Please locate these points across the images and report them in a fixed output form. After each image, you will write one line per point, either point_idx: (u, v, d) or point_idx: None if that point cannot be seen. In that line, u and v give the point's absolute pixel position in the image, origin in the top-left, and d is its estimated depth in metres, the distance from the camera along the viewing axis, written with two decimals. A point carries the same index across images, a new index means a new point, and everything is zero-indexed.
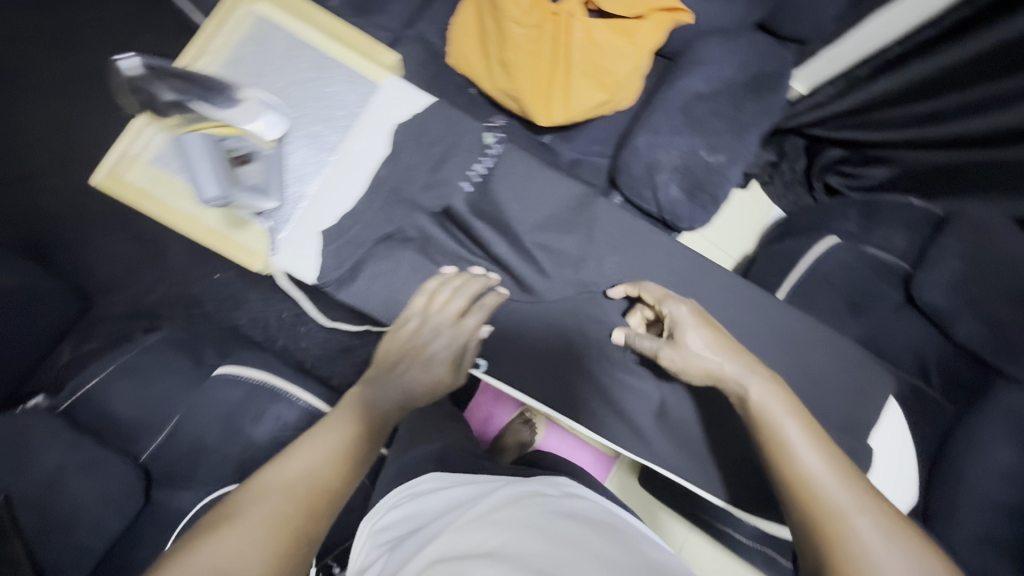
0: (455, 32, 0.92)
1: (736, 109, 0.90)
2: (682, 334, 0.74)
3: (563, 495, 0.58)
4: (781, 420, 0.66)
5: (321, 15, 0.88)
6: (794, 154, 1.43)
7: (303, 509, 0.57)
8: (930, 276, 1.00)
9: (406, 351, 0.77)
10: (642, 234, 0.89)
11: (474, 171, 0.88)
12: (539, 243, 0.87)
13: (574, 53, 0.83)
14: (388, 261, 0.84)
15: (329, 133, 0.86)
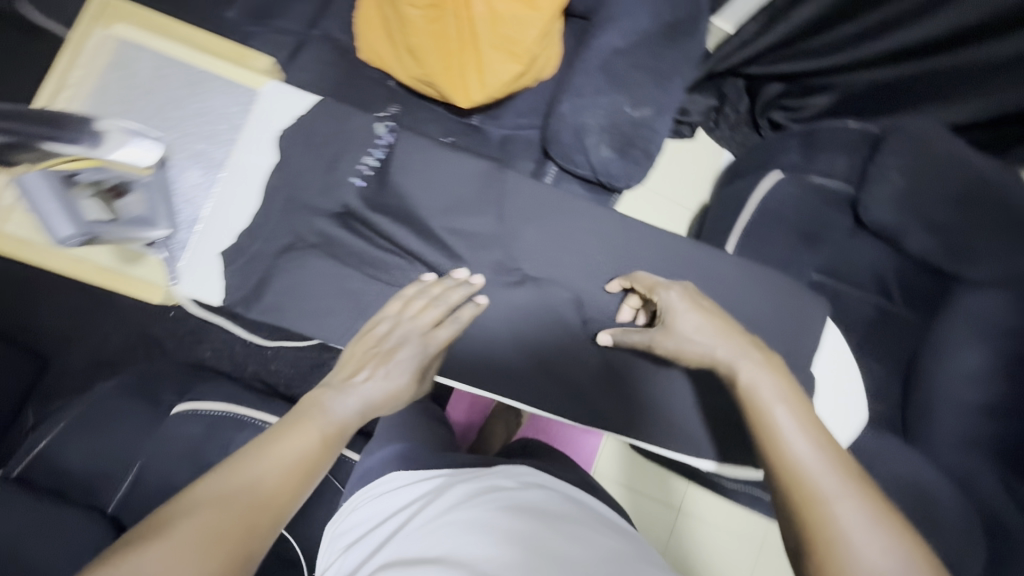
0: (359, 26, 0.90)
1: (656, 59, 0.87)
2: (672, 320, 0.73)
3: (520, 485, 0.58)
4: (770, 404, 0.61)
5: (180, 29, 0.87)
6: (735, 96, 1.41)
7: (240, 523, 0.52)
8: (874, 195, 1.01)
9: (372, 354, 0.73)
10: (553, 201, 0.87)
11: (365, 164, 0.86)
12: (450, 227, 0.84)
13: (478, 27, 0.81)
14: (297, 272, 0.81)
15: (214, 150, 0.84)
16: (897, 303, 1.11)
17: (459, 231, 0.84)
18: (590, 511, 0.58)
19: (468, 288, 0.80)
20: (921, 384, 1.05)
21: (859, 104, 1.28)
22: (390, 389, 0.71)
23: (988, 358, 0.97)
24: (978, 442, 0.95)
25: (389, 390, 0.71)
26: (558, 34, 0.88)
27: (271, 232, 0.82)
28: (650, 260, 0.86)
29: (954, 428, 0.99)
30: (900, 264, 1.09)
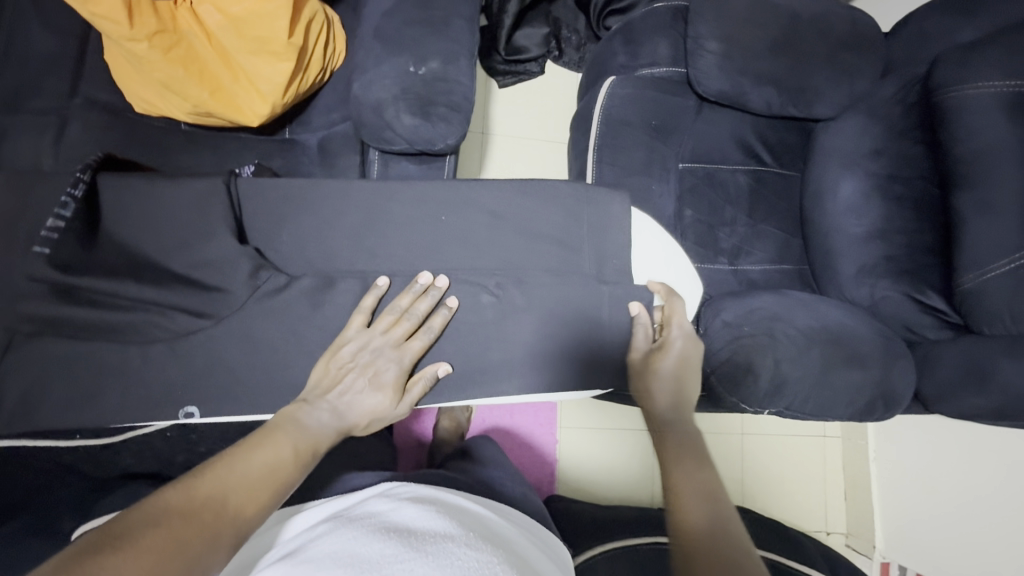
0: (117, 76, 0.81)
1: (425, 9, 0.83)
2: (665, 353, 0.74)
3: (396, 503, 0.54)
4: (680, 464, 0.67)
5: None
6: (567, 17, 1.37)
7: (200, 530, 0.47)
8: (701, 69, 0.98)
9: (348, 368, 0.68)
10: (311, 190, 0.74)
11: (51, 224, 0.66)
12: (194, 263, 0.69)
13: (224, 39, 0.75)
14: (33, 367, 0.65)
15: None
16: (769, 163, 1.09)
17: (208, 262, 0.69)
18: (460, 514, 0.54)
19: (437, 294, 0.71)
20: (815, 231, 1.04)
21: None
22: (373, 404, 0.68)
23: (861, 182, 0.97)
24: (881, 265, 0.94)
25: (369, 406, 0.68)
26: (321, 17, 0.82)
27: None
28: (474, 209, 0.75)
29: (854, 260, 0.97)
30: (757, 125, 1.08)
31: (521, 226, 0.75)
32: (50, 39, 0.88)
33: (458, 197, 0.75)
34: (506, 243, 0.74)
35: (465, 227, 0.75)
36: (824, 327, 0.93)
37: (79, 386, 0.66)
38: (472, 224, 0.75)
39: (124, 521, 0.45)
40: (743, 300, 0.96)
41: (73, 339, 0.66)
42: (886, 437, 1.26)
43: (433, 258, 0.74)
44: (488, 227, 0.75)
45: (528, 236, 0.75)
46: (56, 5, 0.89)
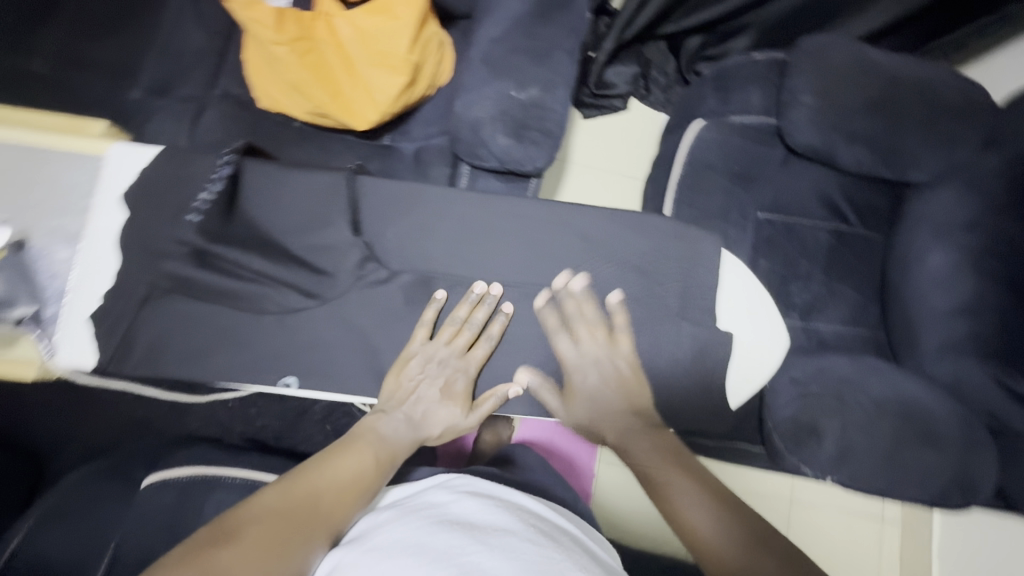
0: (250, 73, 0.90)
1: (532, 39, 0.88)
2: (573, 396, 0.74)
3: (455, 496, 0.56)
4: (667, 477, 0.71)
5: (25, 114, 0.79)
6: (659, 59, 1.38)
7: (294, 527, 0.56)
8: (793, 120, 0.97)
9: (416, 382, 0.73)
10: (415, 194, 0.78)
11: (202, 200, 0.75)
12: (308, 246, 0.75)
13: (351, 49, 0.82)
14: (165, 318, 0.72)
15: (69, 222, 0.75)
16: (854, 224, 1.06)
17: (310, 247, 0.75)
18: (518, 511, 0.55)
19: (492, 302, 0.75)
20: (896, 299, 1.00)
21: (782, 33, 1.28)
22: (444, 414, 0.73)
23: (955, 255, 0.93)
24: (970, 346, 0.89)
25: (441, 418, 0.73)
26: (436, 37, 0.88)
27: (136, 282, 0.73)
28: (565, 232, 0.78)
29: (938, 336, 0.92)
30: (845, 184, 1.06)
31: (602, 253, 0.78)
32: (200, 37, 1.00)
33: (540, 217, 0.78)
34: (586, 265, 0.77)
35: (544, 247, 0.77)
36: (899, 399, 0.88)
37: (193, 343, 0.72)
38: (555, 244, 0.78)
39: (229, 523, 0.56)
40: (813, 358, 0.93)
41: (197, 297, 0.73)
42: (954, 531, 1.16)
43: (510, 272, 0.77)
44: (567, 251, 0.77)
45: (608, 260, 0.77)
46: (210, 9, 1.01)
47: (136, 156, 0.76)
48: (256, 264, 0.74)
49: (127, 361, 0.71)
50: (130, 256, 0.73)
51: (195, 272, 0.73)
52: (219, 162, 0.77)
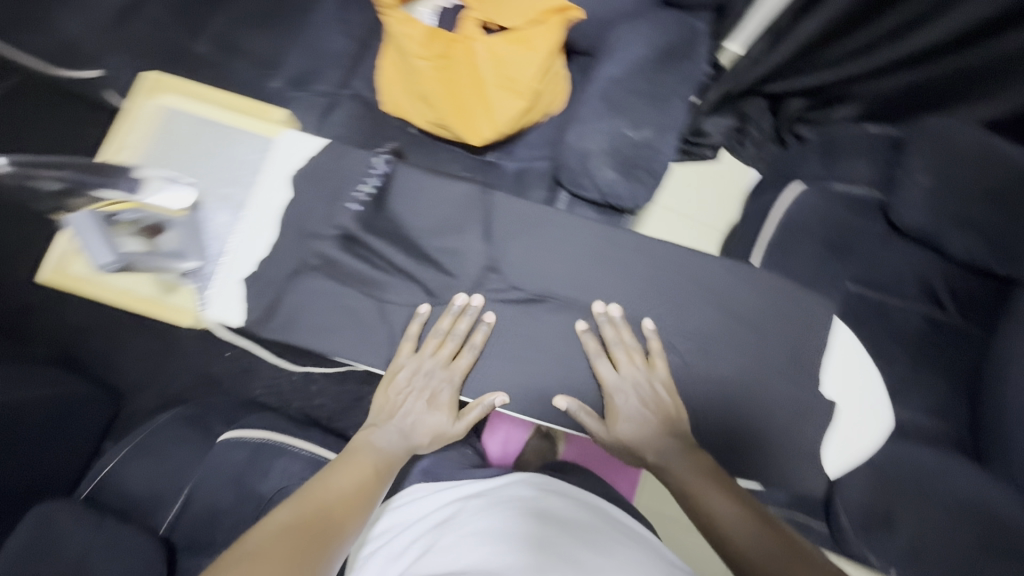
0: (381, 79, 0.96)
1: (653, 84, 0.91)
2: (615, 418, 0.72)
3: (536, 496, 0.63)
4: (707, 491, 0.66)
5: (217, 94, 0.87)
6: (757, 115, 1.36)
7: (309, 538, 0.56)
8: (904, 198, 0.96)
9: (404, 395, 0.74)
10: (543, 216, 0.80)
11: (362, 191, 0.80)
12: (441, 248, 0.78)
13: (483, 71, 0.87)
14: (307, 295, 0.76)
15: (237, 192, 0.80)
16: (951, 312, 1.01)
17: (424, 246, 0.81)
18: (591, 516, 0.62)
19: (474, 313, 0.75)
20: (984, 398, 0.92)
21: (890, 107, 1.23)
22: (430, 421, 0.73)
23: None
24: None
25: (428, 425, 0.73)
26: (559, 71, 0.94)
27: (284, 259, 0.77)
28: (677, 278, 0.78)
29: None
30: (946, 268, 1.02)
31: (709, 297, 0.78)
32: (339, 40, 1.09)
33: (638, 251, 0.79)
34: (692, 311, 0.77)
35: (643, 285, 0.78)
36: (975, 500, 0.85)
37: (311, 320, 0.75)
38: (654, 281, 0.78)
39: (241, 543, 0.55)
40: (888, 441, 0.90)
41: (327, 277, 0.76)
42: None
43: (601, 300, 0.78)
44: (669, 292, 0.78)
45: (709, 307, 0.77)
46: (355, 17, 1.10)
47: (308, 142, 0.81)
48: (392, 259, 0.78)
49: (268, 325, 0.75)
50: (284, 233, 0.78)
51: (323, 250, 0.78)
52: (376, 161, 0.81)
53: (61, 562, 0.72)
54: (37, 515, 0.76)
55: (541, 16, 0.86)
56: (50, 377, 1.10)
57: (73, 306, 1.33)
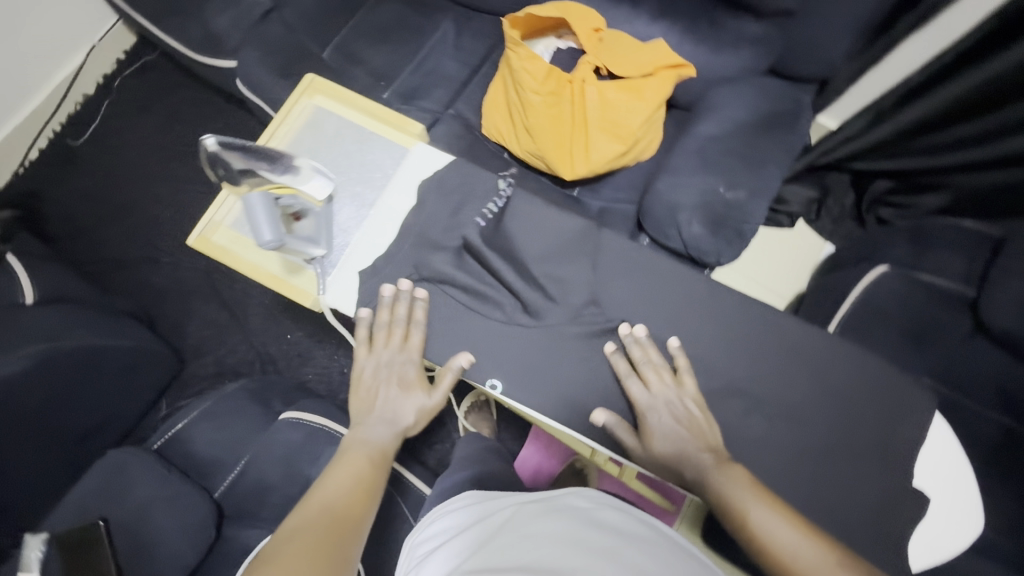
0: (486, 106, 1.04)
1: (751, 148, 0.93)
2: (650, 438, 0.68)
3: (596, 509, 0.62)
4: (748, 506, 0.61)
5: (357, 96, 0.87)
6: (840, 189, 1.34)
7: (326, 536, 0.59)
8: (996, 299, 0.91)
9: (375, 388, 0.75)
10: (647, 261, 0.77)
11: (487, 211, 0.80)
12: (549, 275, 0.76)
13: (589, 112, 0.91)
14: (417, 304, 0.77)
15: (368, 193, 0.83)
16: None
17: None
18: (652, 530, 0.60)
19: (407, 296, 0.76)
20: None
21: (982, 207, 1.09)
22: (409, 403, 0.74)
23: None
24: None
25: (411, 409, 0.74)
26: (659, 121, 0.97)
27: (399, 265, 0.78)
28: (758, 341, 0.73)
29: None
30: None
31: (799, 363, 0.72)
32: (451, 65, 1.17)
33: (736, 307, 0.74)
34: (792, 380, 0.71)
35: (744, 350, 0.73)
36: None
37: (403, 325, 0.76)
38: (758, 343, 0.73)
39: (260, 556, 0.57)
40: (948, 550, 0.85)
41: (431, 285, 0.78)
42: None
43: (693, 352, 0.73)
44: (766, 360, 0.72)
45: (811, 381, 0.72)
46: (469, 45, 1.18)
47: (436, 157, 0.84)
48: (502, 278, 0.77)
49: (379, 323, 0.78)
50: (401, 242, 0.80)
51: (429, 258, 0.78)
52: (500, 186, 0.81)
53: (124, 510, 0.78)
54: (110, 459, 0.82)
55: (655, 69, 0.91)
56: (132, 330, 1.17)
57: (158, 268, 1.43)
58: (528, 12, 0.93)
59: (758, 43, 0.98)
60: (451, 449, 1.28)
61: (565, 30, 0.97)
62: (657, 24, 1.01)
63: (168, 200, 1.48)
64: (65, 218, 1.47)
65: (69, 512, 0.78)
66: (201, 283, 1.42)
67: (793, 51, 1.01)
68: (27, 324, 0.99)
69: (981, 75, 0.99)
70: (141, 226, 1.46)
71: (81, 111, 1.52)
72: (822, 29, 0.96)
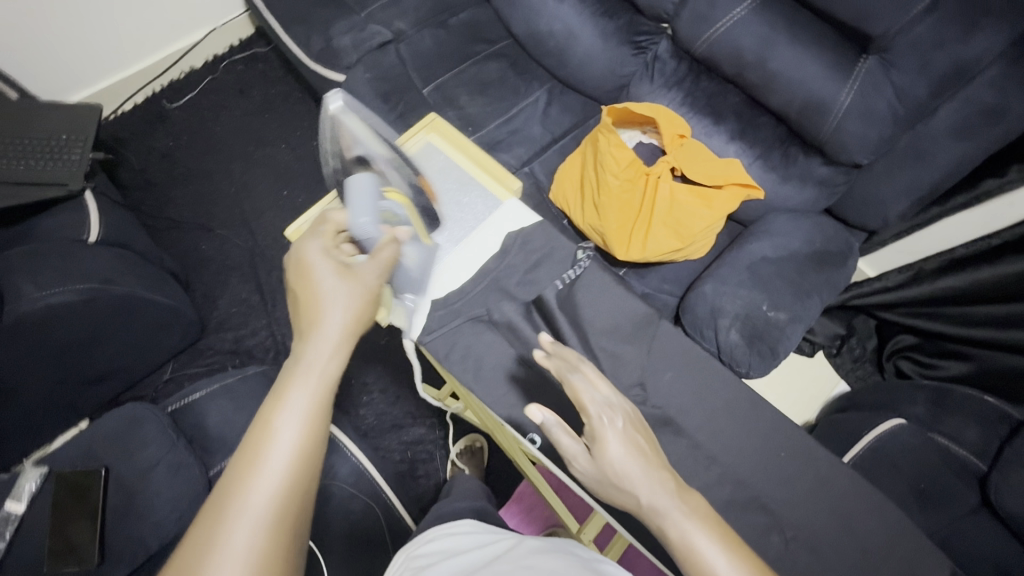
0: (559, 175, 1.11)
1: (800, 276, 0.98)
2: (602, 451, 0.58)
3: (594, 560, 0.61)
4: (708, 551, 0.53)
5: (473, 148, 0.90)
6: (864, 333, 1.40)
7: (285, 514, 0.48)
8: (1007, 481, 0.91)
9: (318, 284, 0.59)
10: (691, 357, 0.79)
11: (562, 278, 0.82)
12: (599, 347, 0.79)
13: (657, 207, 0.97)
14: (474, 342, 0.80)
15: (457, 230, 0.85)
16: None
17: None
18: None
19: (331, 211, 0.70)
20: None
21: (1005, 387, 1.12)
22: (345, 293, 0.59)
23: None
24: None
25: (350, 301, 0.59)
26: (718, 229, 1.02)
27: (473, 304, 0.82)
28: (781, 462, 0.74)
29: None
30: None
31: (822, 497, 0.72)
32: (537, 129, 1.27)
33: (772, 424, 0.76)
34: (812, 510, 0.72)
35: (773, 469, 0.74)
36: None
37: (450, 358, 0.79)
38: (789, 465, 0.74)
39: (189, 548, 0.46)
40: None
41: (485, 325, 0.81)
42: None
43: (723, 457, 0.74)
44: (793, 485, 0.73)
45: (834, 518, 0.71)
46: (557, 117, 1.28)
47: (523, 214, 0.86)
48: (565, 342, 0.79)
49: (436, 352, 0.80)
50: (471, 280, 0.82)
51: (500, 304, 0.82)
52: (578, 257, 0.83)
53: (129, 466, 0.79)
54: (130, 410, 0.83)
55: (727, 183, 0.97)
56: (171, 288, 1.20)
57: (209, 236, 1.49)
58: (624, 106, 1.01)
59: (822, 184, 1.07)
60: (435, 488, 1.26)
61: (650, 127, 1.05)
62: (733, 145, 1.12)
63: (237, 177, 1.55)
64: (138, 169, 1.55)
65: (74, 453, 0.78)
66: (244, 261, 1.46)
67: (854, 199, 1.10)
68: (88, 260, 1.03)
69: (1011, 268, 1.07)
70: (204, 194, 1.53)
71: (184, 79, 1.63)
72: (885, 187, 1.04)
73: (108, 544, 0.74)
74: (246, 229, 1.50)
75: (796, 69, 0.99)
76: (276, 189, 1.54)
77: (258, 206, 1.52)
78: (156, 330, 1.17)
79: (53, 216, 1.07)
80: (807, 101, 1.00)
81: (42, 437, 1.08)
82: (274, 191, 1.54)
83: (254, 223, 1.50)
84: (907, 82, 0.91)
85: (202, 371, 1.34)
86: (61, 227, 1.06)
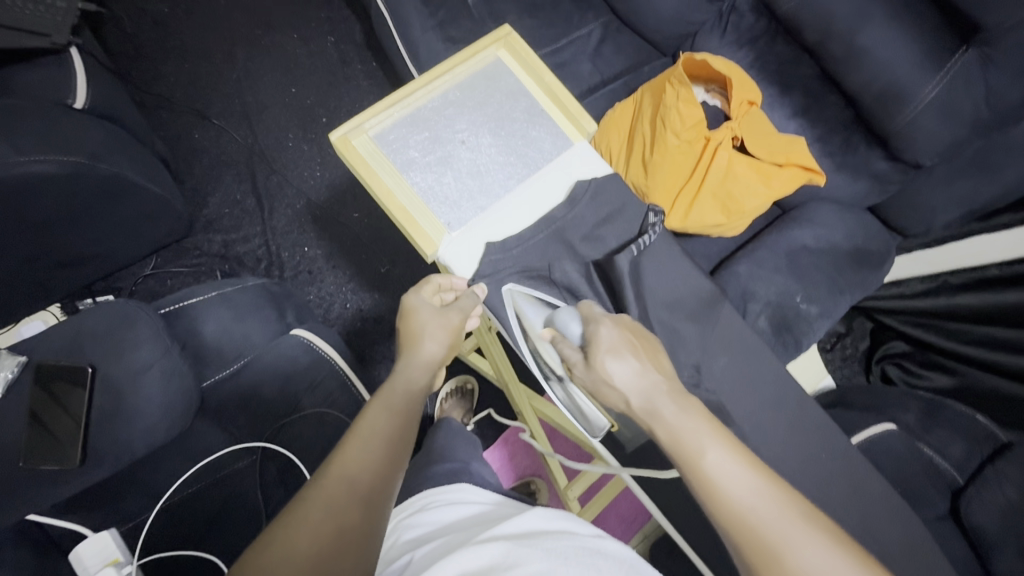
0: (606, 121, 1.03)
1: (837, 273, 0.96)
2: (599, 364, 0.59)
3: (594, 537, 0.58)
4: (703, 445, 0.52)
5: (550, 75, 0.76)
6: (860, 334, 1.41)
7: (360, 505, 0.49)
8: (980, 496, 0.92)
9: (420, 327, 0.65)
10: (738, 337, 0.74)
11: (638, 243, 0.73)
12: (652, 313, 0.72)
13: (711, 175, 0.91)
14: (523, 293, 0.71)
15: (520, 167, 0.73)
16: None
17: None
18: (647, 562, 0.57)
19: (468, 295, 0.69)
20: None
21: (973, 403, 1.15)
22: (434, 327, 0.65)
23: None
24: None
25: (438, 338, 0.65)
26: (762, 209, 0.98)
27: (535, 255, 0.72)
28: (811, 460, 0.70)
29: None
30: None
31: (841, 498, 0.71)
32: (587, 67, 1.16)
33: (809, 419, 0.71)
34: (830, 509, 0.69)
35: (814, 465, 0.70)
36: None
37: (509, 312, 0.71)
38: (817, 463, 0.70)
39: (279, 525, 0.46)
40: None
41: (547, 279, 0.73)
42: None
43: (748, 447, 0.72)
44: (819, 482, 0.69)
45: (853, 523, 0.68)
46: (610, 59, 1.17)
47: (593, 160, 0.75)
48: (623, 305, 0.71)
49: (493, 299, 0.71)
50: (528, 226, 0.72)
51: (560, 262, 0.73)
52: (650, 219, 0.75)
53: (116, 364, 0.74)
54: (121, 305, 0.77)
55: (788, 162, 0.91)
56: (161, 175, 1.09)
57: (203, 123, 1.35)
58: (701, 58, 0.92)
59: (877, 179, 1.02)
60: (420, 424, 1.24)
61: (716, 87, 0.97)
62: (795, 121, 1.05)
63: (240, 62, 1.39)
64: (128, 34, 1.38)
65: (59, 343, 0.74)
66: (240, 158, 1.34)
67: (905, 200, 1.05)
68: (69, 126, 0.91)
69: None
70: (201, 75, 1.37)
71: None
72: (938, 191, 1.00)
73: (91, 443, 0.71)
74: (246, 123, 1.36)
75: (886, 48, 0.90)
76: (282, 82, 1.38)
77: (260, 99, 1.37)
78: (140, 219, 1.07)
79: (30, 67, 0.94)
80: (885, 88, 0.93)
81: (6, 314, 1.00)
82: (280, 85, 1.38)
83: (256, 118, 1.36)
84: (1002, 85, 0.84)
85: (185, 270, 1.26)
86: (41, 82, 0.93)
